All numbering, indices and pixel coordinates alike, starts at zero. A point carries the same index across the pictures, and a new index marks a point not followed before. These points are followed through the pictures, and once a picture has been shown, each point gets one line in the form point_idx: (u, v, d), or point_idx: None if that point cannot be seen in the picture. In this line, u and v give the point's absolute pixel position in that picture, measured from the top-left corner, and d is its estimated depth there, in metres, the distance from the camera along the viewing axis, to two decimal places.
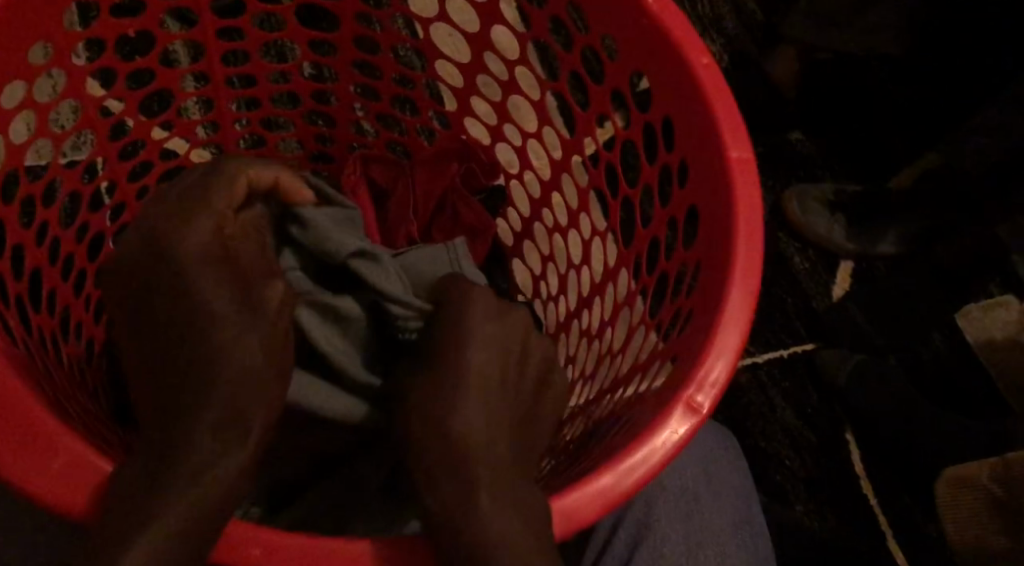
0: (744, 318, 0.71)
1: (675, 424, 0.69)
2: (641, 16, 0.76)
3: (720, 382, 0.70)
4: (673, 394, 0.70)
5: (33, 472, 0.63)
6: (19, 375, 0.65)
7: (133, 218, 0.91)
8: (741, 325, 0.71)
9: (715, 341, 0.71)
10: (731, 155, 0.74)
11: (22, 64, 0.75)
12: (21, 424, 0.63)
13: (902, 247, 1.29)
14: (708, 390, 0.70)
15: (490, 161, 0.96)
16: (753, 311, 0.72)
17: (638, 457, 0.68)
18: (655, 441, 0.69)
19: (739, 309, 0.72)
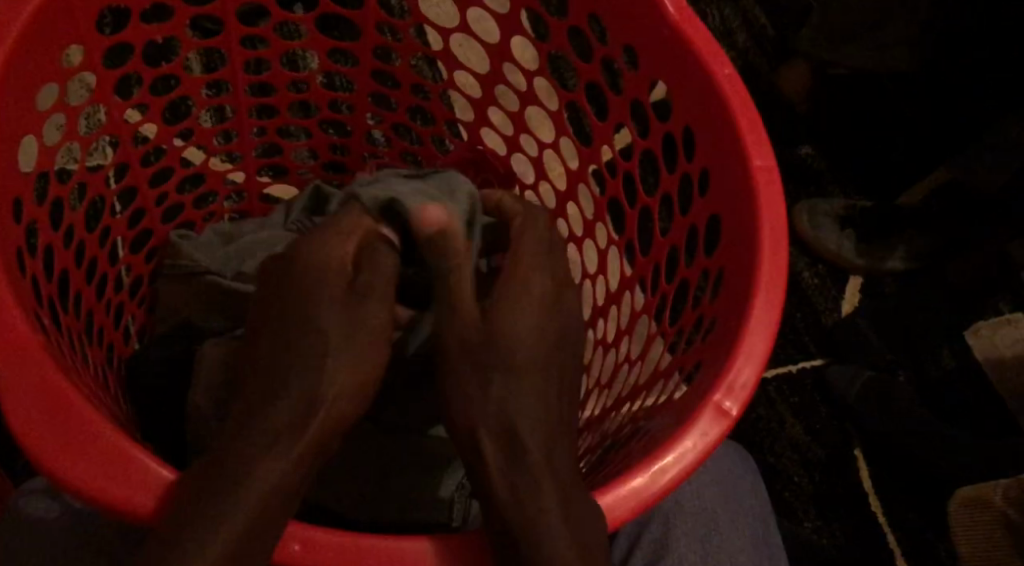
0: (771, 321, 0.71)
1: (704, 426, 0.69)
2: (663, 27, 0.76)
3: (748, 384, 0.70)
4: (699, 398, 0.70)
5: (71, 463, 0.64)
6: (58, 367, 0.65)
7: (152, 224, 0.91)
8: (768, 327, 0.71)
9: (743, 345, 0.71)
10: (754, 164, 0.74)
11: (57, 66, 0.75)
12: (63, 417, 0.64)
13: (911, 265, 1.29)
14: (736, 393, 0.70)
15: (506, 172, 0.97)
16: (780, 314, 0.71)
17: (667, 459, 0.68)
18: (685, 443, 0.68)
19: (765, 310, 0.71)
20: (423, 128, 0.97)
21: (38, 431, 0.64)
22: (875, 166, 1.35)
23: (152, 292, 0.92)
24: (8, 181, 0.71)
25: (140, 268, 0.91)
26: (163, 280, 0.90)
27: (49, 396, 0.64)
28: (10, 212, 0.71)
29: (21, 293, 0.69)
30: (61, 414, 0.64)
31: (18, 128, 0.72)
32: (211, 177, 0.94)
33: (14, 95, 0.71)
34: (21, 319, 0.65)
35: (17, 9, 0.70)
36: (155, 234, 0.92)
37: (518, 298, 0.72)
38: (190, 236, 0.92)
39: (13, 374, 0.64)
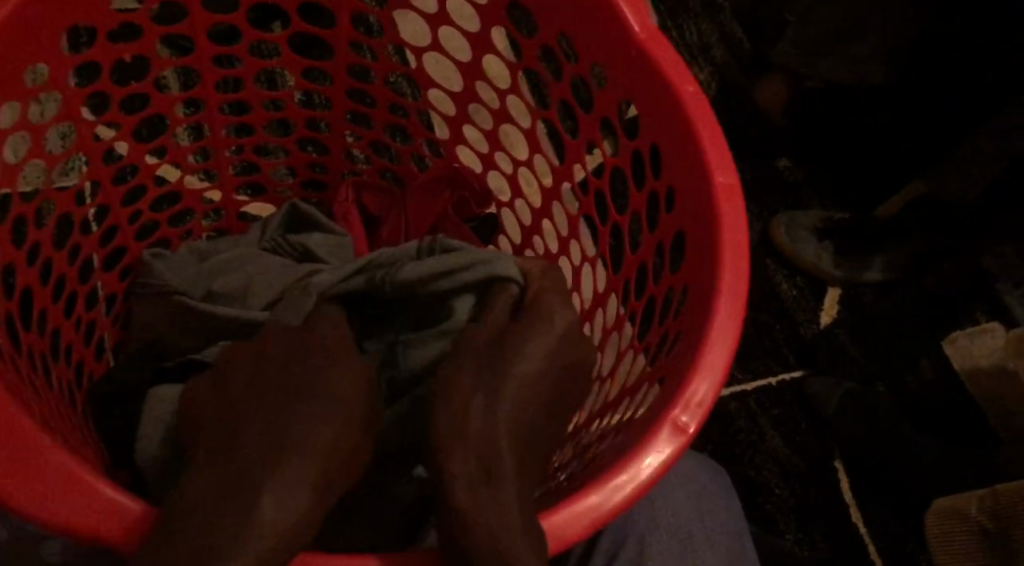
0: (730, 336, 0.71)
1: (661, 442, 0.69)
2: (629, 46, 0.77)
3: (706, 400, 0.70)
4: (658, 413, 0.70)
5: (17, 487, 0.63)
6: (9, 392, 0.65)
7: (126, 242, 0.92)
8: (727, 343, 0.71)
9: (702, 360, 0.71)
10: (717, 182, 0.74)
11: (21, 86, 0.75)
12: (11, 439, 0.64)
13: (890, 275, 1.30)
14: (693, 409, 0.69)
15: (482, 190, 0.97)
16: (740, 328, 0.72)
17: (623, 476, 0.67)
18: (641, 460, 0.68)
19: (724, 326, 0.72)
20: (399, 146, 0.97)
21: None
22: (853, 181, 1.37)
23: (126, 309, 0.93)
24: None
25: (112, 285, 0.92)
26: (135, 299, 0.91)
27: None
28: None
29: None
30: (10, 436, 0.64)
31: None
32: (186, 196, 0.95)
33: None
34: None
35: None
36: (128, 252, 0.93)
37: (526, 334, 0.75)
38: (163, 254, 0.92)
39: None
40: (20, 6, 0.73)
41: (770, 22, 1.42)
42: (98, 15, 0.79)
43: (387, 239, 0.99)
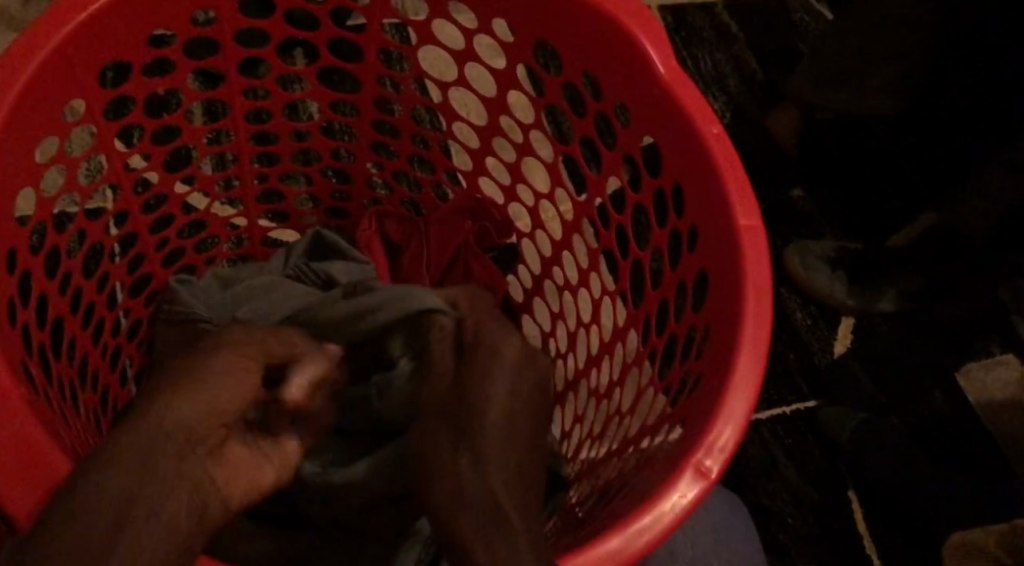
0: (753, 381, 0.72)
1: (684, 486, 0.69)
2: (654, 85, 0.79)
3: (728, 446, 0.71)
4: (682, 457, 0.71)
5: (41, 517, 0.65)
6: (39, 422, 0.67)
7: (152, 269, 0.94)
8: (750, 387, 0.72)
9: (725, 406, 0.72)
10: (738, 222, 0.76)
11: (57, 120, 0.78)
12: (39, 468, 0.66)
13: (903, 305, 1.30)
14: (716, 454, 0.70)
15: (503, 220, 0.97)
16: (761, 373, 0.73)
17: (646, 520, 0.68)
18: (665, 503, 0.69)
19: (747, 372, 0.72)
20: (423, 177, 0.99)
21: (14, 480, 0.66)
22: (869, 210, 1.37)
23: (151, 335, 0.94)
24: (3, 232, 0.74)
25: (139, 311, 0.93)
26: (161, 325, 0.92)
27: (26, 451, 0.66)
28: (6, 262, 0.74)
29: (11, 343, 0.71)
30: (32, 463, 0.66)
31: (17, 180, 0.75)
32: (213, 223, 0.96)
33: (15, 146, 0.74)
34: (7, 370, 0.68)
35: (21, 64, 0.73)
36: (154, 279, 0.95)
37: (498, 363, 0.78)
38: (189, 281, 0.93)
39: None
40: (60, 44, 0.75)
41: (784, 56, 1.44)
42: (134, 52, 0.81)
43: (407, 268, 1.00)
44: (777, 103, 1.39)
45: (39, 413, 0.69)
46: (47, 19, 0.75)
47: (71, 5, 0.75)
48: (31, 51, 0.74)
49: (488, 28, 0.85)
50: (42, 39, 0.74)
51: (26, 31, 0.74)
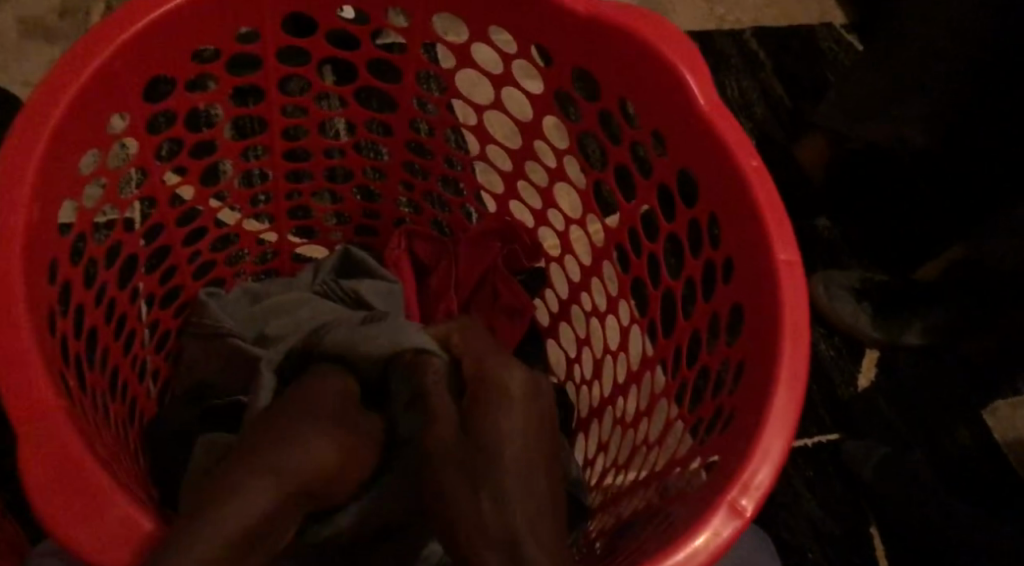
0: (791, 419, 0.71)
1: (718, 524, 0.68)
2: (693, 115, 0.80)
3: (764, 484, 0.70)
4: (716, 494, 0.70)
5: (77, 528, 0.66)
6: (79, 433, 0.68)
7: (183, 281, 0.93)
8: (788, 425, 0.71)
9: (761, 443, 0.71)
10: (778, 258, 0.76)
11: (100, 132, 0.79)
12: (77, 478, 0.66)
13: (929, 339, 1.29)
14: (752, 492, 0.69)
15: (533, 245, 0.98)
16: (799, 411, 0.72)
17: (680, 557, 0.67)
18: (698, 540, 0.68)
19: (784, 410, 0.71)
20: (453, 197, 0.98)
21: (58, 496, 0.66)
22: (896, 243, 1.36)
23: (179, 347, 0.93)
24: (45, 242, 0.74)
25: (167, 323, 0.92)
26: (189, 338, 0.91)
27: (63, 461, 0.67)
28: (45, 274, 0.74)
29: (52, 353, 0.71)
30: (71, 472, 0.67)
31: (57, 191, 0.75)
32: (244, 238, 0.96)
33: (60, 158, 0.75)
34: (47, 381, 0.68)
35: (70, 79, 0.75)
36: (185, 291, 0.94)
37: (506, 400, 0.78)
38: (218, 294, 0.93)
39: (31, 429, 0.67)
40: (106, 60, 0.76)
41: (813, 84, 1.44)
42: (177, 68, 0.82)
43: (435, 288, 0.99)
44: (804, 131, 1.38)
45: (79, 423, 0.69)
46: (95, 37, 0.76)
47: (118, 24, 0.77)
48: (79, 67, 0.75)
49: (527, 53, 0.86)
50: (89, 55, 0.76)
51: (75, 49, 0.76)
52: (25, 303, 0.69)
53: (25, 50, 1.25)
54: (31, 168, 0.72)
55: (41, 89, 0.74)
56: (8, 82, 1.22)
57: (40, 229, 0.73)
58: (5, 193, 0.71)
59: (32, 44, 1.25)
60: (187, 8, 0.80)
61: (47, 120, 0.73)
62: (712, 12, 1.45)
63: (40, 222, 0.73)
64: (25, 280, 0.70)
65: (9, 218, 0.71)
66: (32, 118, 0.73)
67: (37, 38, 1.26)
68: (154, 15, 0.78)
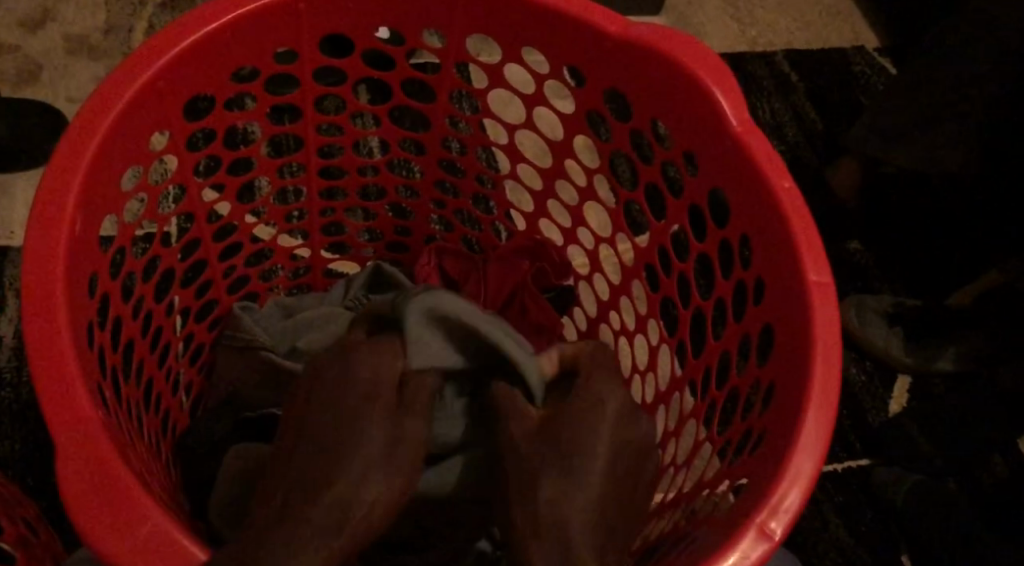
0: (821, 443, 0.71)
1: (747, 546, 0.68)
2: (726, 136, 0.80)
3: (793, 507, 0.69)
4: (745, 517, 0.69)
5: (113, 539, 0.65)
6: (113, 445, 0.67)
7: (218, 296, 0.93)
8: (817, 449, 0.70)
9: (791, 465, 0.70)
10: (810, 279, 0.75)
11: (142, 149, 0.80)
12: (113, 489, 0.66)
13: (962, 366, 1.27)
14: (780, 515, 0.69)
15: (562, 262, 0.98)
16: (829, 434, 0.71)
17: None
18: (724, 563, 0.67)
19: (814, 433, 0.71)
20: (484, 215, 0.98)
21: (89, 506, 0.65)
22: (930, 268, 1.35)
23: (212, 360, 0.93)
24: (85, 256, 0.74)
25: (201, 336, 0.93)
26: (221, 351, 0.91)
27: (98, 471, 0.66)
28: (86, 285, 0.74)
29: (90, 364, 0.71)
30: (107, 482, 0.66)
31: (97, 204, 0.75)
32: (278, 253, 0.96)
33: (102, 174, 0.75)
34: (84, 391, 0.68)
35: (114, 98, 0.75)
36: (218, 305, 0.94)
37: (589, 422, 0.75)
38: (251, 308, 0.93)
39: (66, 440, 0.67)
40: (149, 79, 0.77)
41: (846, 107, 1.43)
42: (217, 86, 0.83)
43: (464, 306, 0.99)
44: (837, 155, 1.38)
45: (114, 435, 0.69)
46: (139, 56, 0.77)
47: (162, 43, 0.78)
48: (123, 86, 0.76)
49: (560, 73, 0.86)
50: (133, 74, 0.76)
51: (121, 67, 0.76)
52: (65, 317, 0.69)
53: (69, 68, 1.26)
54: (74, 184, 0.73)
55: (86, 107, 0.75)
56: (54, 99, 1.24)
57: (80, 243, 0.73)
58: (47, 208, 0.71)
59: (75, 60, 1.26)
60: (229, 27, 0.80)
61: (92, 139, 0.74)
62: (744, 35, 1.47)
63: (81, 237, 0.73)
64: (65, 293, 0.70)
65: (51, 232, 0.71)
66: (77, 133, 0.74)
67: (83, 57, 1.27)
68: (197, 35, 0.79)
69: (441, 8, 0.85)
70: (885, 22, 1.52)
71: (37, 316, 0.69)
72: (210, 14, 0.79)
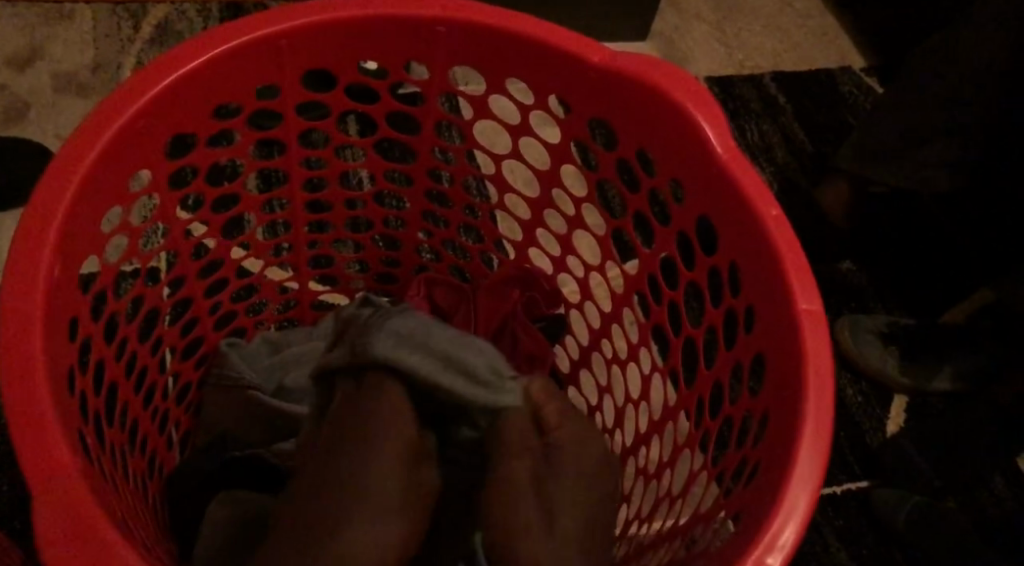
0: (815, 477, 0.70)
1: None
2: (711, 164, 0.80)
3: (789, 543, 0.68)
4: (740, 553, 0.68)
5: None
6: (94, 494, 0.66)
7: (204, 333, 0.92)
8: (812, 484, 0.70)
9: (785, 500, 0.69)
10: (800, 306, 0.75)
11: (122, 190, 0.79)
12: (92, 538, 0.65)
13: (958, 385, 1.26)
14: (777, 551, 0.67)
15: (553, 290, 0.97)
16: (823, 468, 0.70)
17: None
18: None
19: (807, 468, 0.70)
20: (473, 246, 0.97)
21: (65, 557, 0.64)
22: (923, 287, 1.34)
23: (199, 398, 0.92)
24: (64, 301, 0.73)
25: (187, 375, 0.91)
26: (210, 390, 0.90)
27: (77, 520, 0.65)
28: (66, 330, 0.73)
29: (70, 410, 0.70)
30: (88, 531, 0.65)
31: (76, 247, 0.75)
32: (264, 288, 0.95)
33: (80, 217, 0.75)
34: (63, 440, 0.67)
35: (91, 139, 0.75)
36: (205, 342, 0.93)
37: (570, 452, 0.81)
38: (238, 344, 0.92)
39: (47, 491, 0.66)
40: (127, 121, 0.76)
41: (834, 129, 1.43)
42: (198, 124, 0.82)
43: None
44: (827, 175, 1.37)
45: (94, 483, 0.68)
46: (119, 97, 0.76)
47: (141, 82, 0.77)
48: (103, 128, 0.75)
49: (545, 103, 0.85)
50: (110, 116, 0.76)
51: (98, 108, 0.76)
52: (43, 362, 0.68)
53: (57, 105, 1.25)
54: (50, 230, 0.72)
55: (62, 151, 0.74)
56: (42, 137, 1.23)
57: (58, 289, 0.72)
58: (22, 253, 0.71)
59: (60, 97, 1.26)
60: (210, 65, 0.79)
61: (69, 182, 0.73)
62: (731, 58, 1.46)
63: (59, 283, 0.72)
64: (43, 340, 0.69)
65: (26, 275, 0.70)
66: (53, 178, 0.73)
67: (70, 93, 1.26)
68: (177, 74, 0.78)
69: (422, 43, 0.84)
70: (870, 44, 1.52)
71: (14, 364, 0.68)
72: (190, 53, 0.79)
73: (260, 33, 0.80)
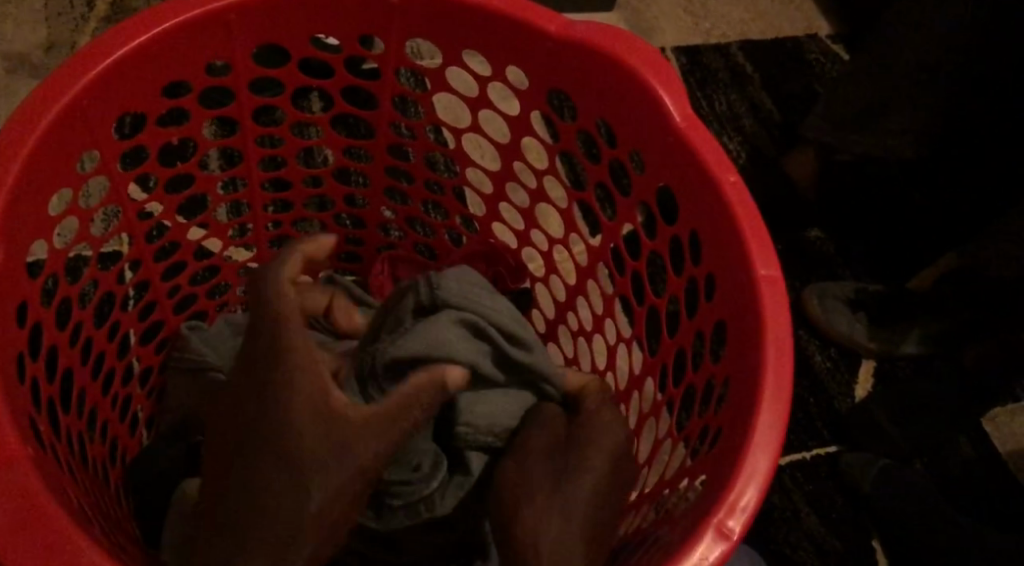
0: (775, 441, 0.70)
1: (705, 547, 0.67)
2: (669, 132, 0.80)
3: (750, 505, 0.68)
4: (702, 518, 0.68)
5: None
6: (42, 477, 0.66)
7: (164, 315, 0.92)
8: (772, 448, 0.70)
9: (745, 464, 0.69)
10: (759, 273, 0.75)
11: (70, 172, 0.78)
12: (41, 523, 0.65)
13: (927, 349, 1.26)
14: (738, 513, 0.68)
15: (517, 265, 0.96)
16: (784, 430, 0.71)
17: None
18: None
19: (767, 430, 0.70)
20: (438, 223, 0.97)
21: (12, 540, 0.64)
22: (890, 252, 1.35)
23: (161, 383, 0.92)
24: (10, 287, 0.73)
25: (148, 359, 0.91)
26: (171, 373, 0.90)
27: (25, 504, 0.65)
28: (13, 315, 0.73)
29: (19, 395, 0.70)
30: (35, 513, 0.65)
31: (23, 233, 0.74)
32: (225, 268, 0.95)
33: (26, 200, 0.74)
34: (10, 426, 0.67)
35: (35, 119, 0.74)
36: (165, 326, 0.93)
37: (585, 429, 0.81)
38: (201, 327, 0.92)
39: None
40: (72, 101, 0.76)
41: (801, 97, 1.43)
42: (148, 102, 0.81)
43: None
44: (793, 143, 1.37)
45: (44, 467, 0.68)
46: (63, 77, 0.76)
47: (85, 61, 0.76)
48: (47, 108, 0.74)
49: (501, 74, 0.85)
50: (54, 96, 0.75)
51: (42, 88, 0.75)
52: None
53: (11, 87, 1.24)
54: None
55: (3, 132, 0.73)
56: None
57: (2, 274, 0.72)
58: None
59: (14, 78, 1.25)
60: (158, 41, 0.79)
61: (11, 165, 0.73)
62: (698, 27, 1.45)
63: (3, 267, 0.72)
64: None
65: None
66: None
67: (23, 74, 1.25)
68: (124, 53, 0.77)
69: (376, 17, 0.83)
70: (836, 12, 1.52)
71: None
72: (136, 30, 0.78)
73: (209, 7, 0.80)
